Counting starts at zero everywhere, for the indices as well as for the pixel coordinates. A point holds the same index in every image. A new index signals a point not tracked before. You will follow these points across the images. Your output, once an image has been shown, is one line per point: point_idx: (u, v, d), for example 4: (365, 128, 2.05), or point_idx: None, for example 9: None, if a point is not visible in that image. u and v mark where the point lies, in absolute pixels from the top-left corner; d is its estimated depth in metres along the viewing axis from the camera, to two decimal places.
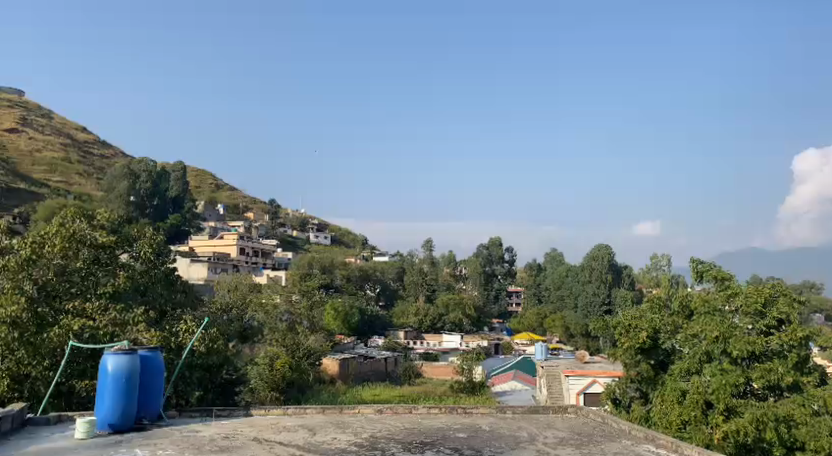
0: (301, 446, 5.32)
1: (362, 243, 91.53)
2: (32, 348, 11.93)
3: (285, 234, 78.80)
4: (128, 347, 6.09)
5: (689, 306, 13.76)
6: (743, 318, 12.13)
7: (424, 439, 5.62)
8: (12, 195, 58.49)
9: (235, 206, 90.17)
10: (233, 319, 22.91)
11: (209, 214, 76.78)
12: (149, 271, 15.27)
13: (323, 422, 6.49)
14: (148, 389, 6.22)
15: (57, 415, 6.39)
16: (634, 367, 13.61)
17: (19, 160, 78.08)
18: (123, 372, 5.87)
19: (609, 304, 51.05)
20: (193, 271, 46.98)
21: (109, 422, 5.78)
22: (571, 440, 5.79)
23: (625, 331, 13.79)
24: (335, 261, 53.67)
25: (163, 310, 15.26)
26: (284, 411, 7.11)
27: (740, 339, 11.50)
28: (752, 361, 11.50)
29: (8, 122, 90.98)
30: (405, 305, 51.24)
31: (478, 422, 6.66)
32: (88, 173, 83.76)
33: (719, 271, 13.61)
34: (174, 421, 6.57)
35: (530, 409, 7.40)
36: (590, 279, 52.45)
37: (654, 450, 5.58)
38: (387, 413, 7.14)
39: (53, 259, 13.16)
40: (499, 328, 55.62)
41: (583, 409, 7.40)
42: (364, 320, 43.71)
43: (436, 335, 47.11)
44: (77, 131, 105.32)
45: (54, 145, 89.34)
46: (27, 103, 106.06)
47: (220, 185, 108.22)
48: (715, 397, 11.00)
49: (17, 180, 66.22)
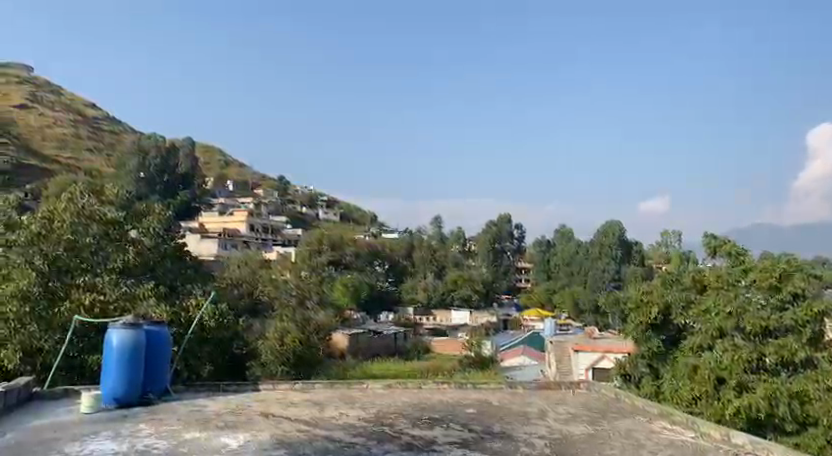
0: (308, 421, 5.23)
1: (371, 220, 91.73)
2: (44, 321, 11.99)
3: (294, 210, 78.87)
4: (133, 321, 6.00)
5: (702, 281, 13.60)
6: (757, 293, 11.88)
7: (433, 415, 5.51)
8: (23, 171, 58.72)
9: (244, 182, 90.26)
10: (244, 294, 22.93)
11: (218, 191, 76.85)
12: (157, 247, 15.21)
13: (331, 397, 6.40)
14: (153, 364, 6.15)
15: (63, 389, 6.34)
16: (645, 343, 13.55)
17: (28, 135, 78.23)
18: (128, 348, 5.77)
19: (618, 279, 51.03)
20: (204, 247, 47.17)
21: (114, 396, 5.73)
22: (583, 416, 5.68)
23: (637, 306, 13.72)
24: (344, 238, 53.78)
25: (173, 285, 15.26)
26: (292, 386, 7.05)
27: (754, 315, 11.31)
28: (766, 337, 11.30)
29: (17, 98, 91.08)
30: (414, 282, 51.36)
31: (489, 398, 6.56)
32: (97, 150, 83.82)
33: (734, 246, 13.42)
34: (181, 395, 6.53)
35: (541, 385, 7.30)
36: (600, 255, 52.41)
37: (669, 426, 5.44)
38: (396, 388, 7.06)
39: (63, 234, 13.02)
40: (508, 303, 55.71)
41: (595, 385, 7.29)
42: (373, 296, 43.83)
43: (445, 311, 47.24)
44: (86, 108, 105.29)
45: (63, 121, 89.45)
46: (36, 79, 106.06)
47: (229, 163, 108.24)
48: (728, 373, 10.93)
49: (28, 156, 66.46)
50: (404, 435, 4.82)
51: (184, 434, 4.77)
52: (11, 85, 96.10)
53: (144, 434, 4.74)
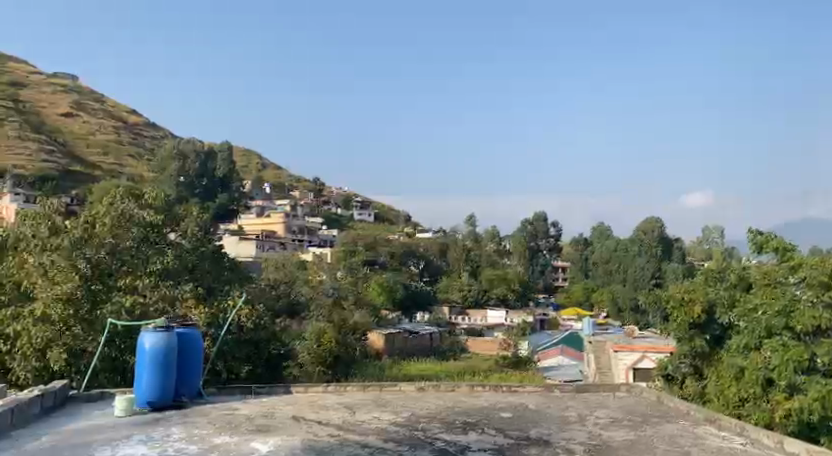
0: (339, 425, 5.14)
1: (406, 220, 91.91)
2: (88, 323, 12.24)
3: (330, 212, 79.43)
4: (165, 324, 5.99)
5: (747, 278, 13.04)
6: (807, 290, 11.29)
7: (467, 419, 5.36)
8: (69, 177, 60.41)
9: (280, 184, 91.38)
10: (282, 295, 23.15)
11: (255, 193, 77.90)
12: (197, 248, 15.42)
13: (364, 400, 6.32)
14: (186, 367, 6.15)
15: (99, 392, 6.39)
16: (688, 342, 13.21)
17: (73, 142, 80.45)
18: (160, 352, 5.79)
19: (658, 278, 49.41)
20: (242, 248, 47.89)
21: (148, 399, 5.74)
22: (625, 421, 5.45)
23: (679, 305, 13.38)
24: (379, 239, 53.93)
25: (212, 286, 15.40)
26: (323, 388, 6.97)
27: (806, 313, 10.76)
28: (818, 336, 10.70)
29: (63, 106, 93.83)
30: (449, 281, 51.21)
31: (525, 401, 6.38)
32: (138, 155, 85.80)
33: (780, 242, 12.85)
34: (214, 398, 6.51)
35: (578, 388, 7.08)
36: (639, 253, 51.49)
37: (715, 432, 5.19)
38: (429, 391, 6.93)
39: (104, 238, 13.27)
40: (545, 302, 55.09)
41: (636, 388, 7.04)
42: (409, 295, 43.78)
43: (481, 310, 46.96)
44: (127, 114, 107.84)
45: (106, 128, 91.76)
46: (80, 88, 109.13)
47: (265, 165, 109.80)
48: (776, 374, 10.48)
49: (73, 162, 68.43)
50: (438, 440, 4.68)
51: (215, 438, 4.72)
52: (57, 94, 99.25)
53: (176, 438, 4.70)
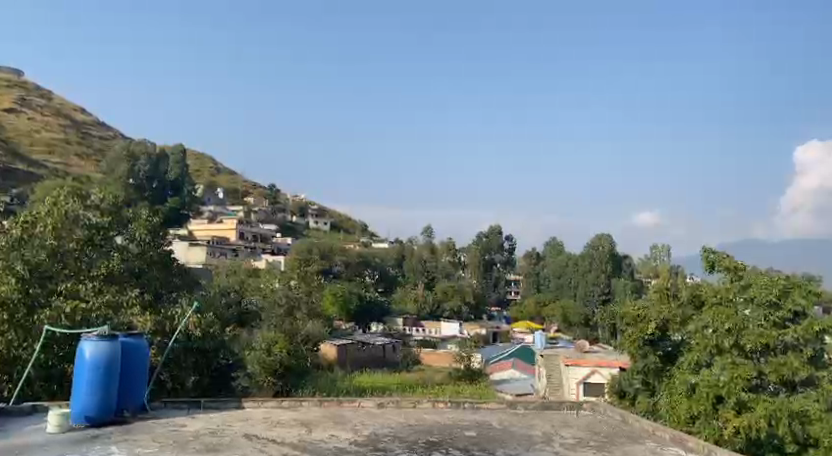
0: (295, 445, 4.84)
1: (362, 230, 91.28)
2: (24, 330, 11.36)
3: (285, 219, 78.33)
4: (109, 333, 5.59)
5: (698, 298, 13.16)
6: (757, 310, 11.40)
7: (430, 438, 5.15)
8: (11, 176, 58.02)
9: (234, 190, 89.78)
10: (233, 303, 22.43)
11: (208, 198, 76.28)
12: (144, 253, 14.78)
13: (321, 417, 6.03)
14: (130, 378, 5.75)
15: (30, 406, 5.91)
16: (641, 358, 13.20)
17: (16, 139, 77.38)
18: (102, 360, 5.38)
19: (608, 293, 50.47)
20: (191, 255, 46.69)
21: (85, 414, 5.31)
22: (590, 441, 5.33)
23: (633, 321, 13.41)
24: (334, 248, 53.43)
25: (158, 293, 14.81)
26: (279, 403, 6.64)
27: (755, 332, 10.93)
28: (766, 354, 10.93)
29: (6, 101, 90.20)
30: (404, 291, 51.00)
31: (488, 419, 6.20)
32: (87, 155, 83.18)
33: (732, 261, 12.86)
34: (158, 413, 6.11)
35: (542, 404, 6.95)
36: (590, 268, 52.05)
37: (682, 453, 5.11)
38: (390, 407, 6.68)
39: (46, 240, 12.63)
40: (498, 316, 55.46)
41: (600, 406, 6.95)
42: (363, 306, 43.21)
43: (434, 322, 46.87)
44: (75, 112, 104.44)
45: (52, 126, 88.55)
46: (26, 83, 105.27)
47: (220, 170, 107.85)
48: (725, 391, 10.58)
49: (15, 160, 65.72)
50: None
51: None
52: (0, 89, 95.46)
53: None
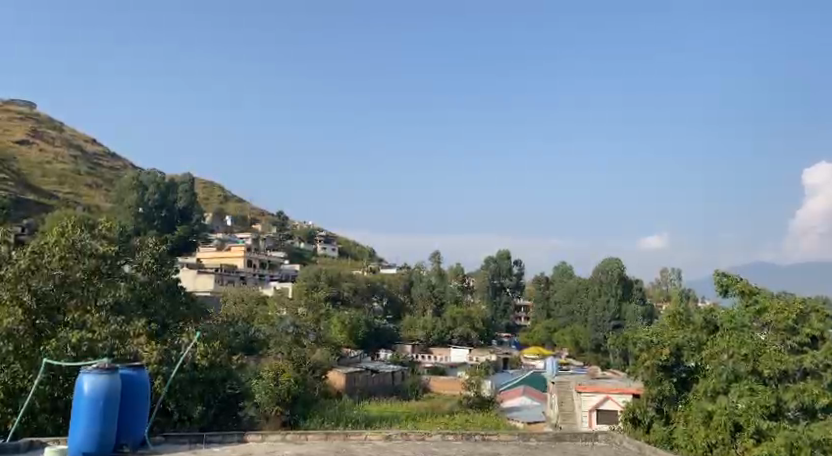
0: None
1: (369, 255, 91.09)
2: (29, 362, 11.17)
3: (293, 246, 78.45)
4: (110, 364, 5.43)
5: (713, 322, 12.98)
6: (774, 335, 11.12)
7: None
8: (22, 207, 58.50)
9: (242, 218, 90.02)
10: (240, 331, 22.19)
11: (217, 225, 76.45)
12: (151, 282, 14.73)
13: (325, 451, 5.84)
14: (131, 413, 5.58)
15: (29, 442, 5.80)
16: (656, 385, 12.90)
17: (29, 171, 78.14)
18: (100, 395, 5.21)
19: (618, 318, 49.52)
20: (200, 283, 46.75)
21: (83, 450, 5.15)
22: None
23: (647, 347, 13.06)
24: (342, 274, 53.33)
25: (166, 323, 14.63)
26: (283, 436, 6.46)
27: (771, 357, 10.66)
28: (783, 380, 10.66)
29: (20, 134, 91.49)
30: (412, 318, 50.50)
31: (500, 452, 5.99)
32: (96, 184, 83.69)
33: (745, 285, 12.49)
34: (158, 448, 5.93)
35: (555, 436, 6.72)
36: (599, 293, 51.34)
37: None
38: (398, 440, 6.48)
39: (53, 269, 12.50)
40: (507, 342, 55.37)
41: (616, 437, 6.71)
42: (371, 333, 42.93)
43: (444, 349, 46.53)
44: (86, 143, 105.41)
45: (63, 157, 89.50)
46: (38, 114, 106.39)
47: (228, 198, 108.34)
48: (744, 420, 10.32)
49: (27, 191, 66.25)
50: None
51: None
52: (14, 122, 96.87)
53: None
